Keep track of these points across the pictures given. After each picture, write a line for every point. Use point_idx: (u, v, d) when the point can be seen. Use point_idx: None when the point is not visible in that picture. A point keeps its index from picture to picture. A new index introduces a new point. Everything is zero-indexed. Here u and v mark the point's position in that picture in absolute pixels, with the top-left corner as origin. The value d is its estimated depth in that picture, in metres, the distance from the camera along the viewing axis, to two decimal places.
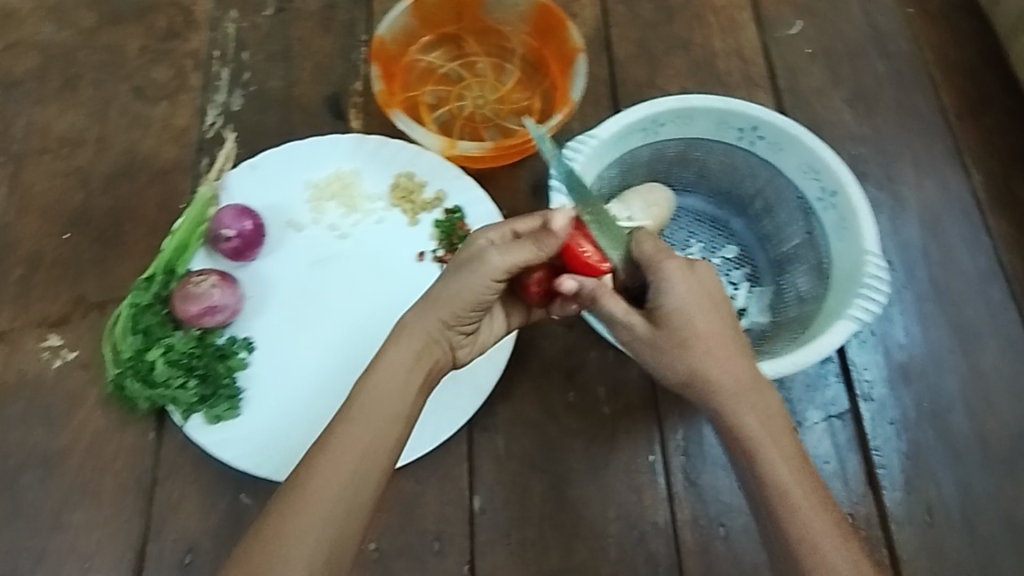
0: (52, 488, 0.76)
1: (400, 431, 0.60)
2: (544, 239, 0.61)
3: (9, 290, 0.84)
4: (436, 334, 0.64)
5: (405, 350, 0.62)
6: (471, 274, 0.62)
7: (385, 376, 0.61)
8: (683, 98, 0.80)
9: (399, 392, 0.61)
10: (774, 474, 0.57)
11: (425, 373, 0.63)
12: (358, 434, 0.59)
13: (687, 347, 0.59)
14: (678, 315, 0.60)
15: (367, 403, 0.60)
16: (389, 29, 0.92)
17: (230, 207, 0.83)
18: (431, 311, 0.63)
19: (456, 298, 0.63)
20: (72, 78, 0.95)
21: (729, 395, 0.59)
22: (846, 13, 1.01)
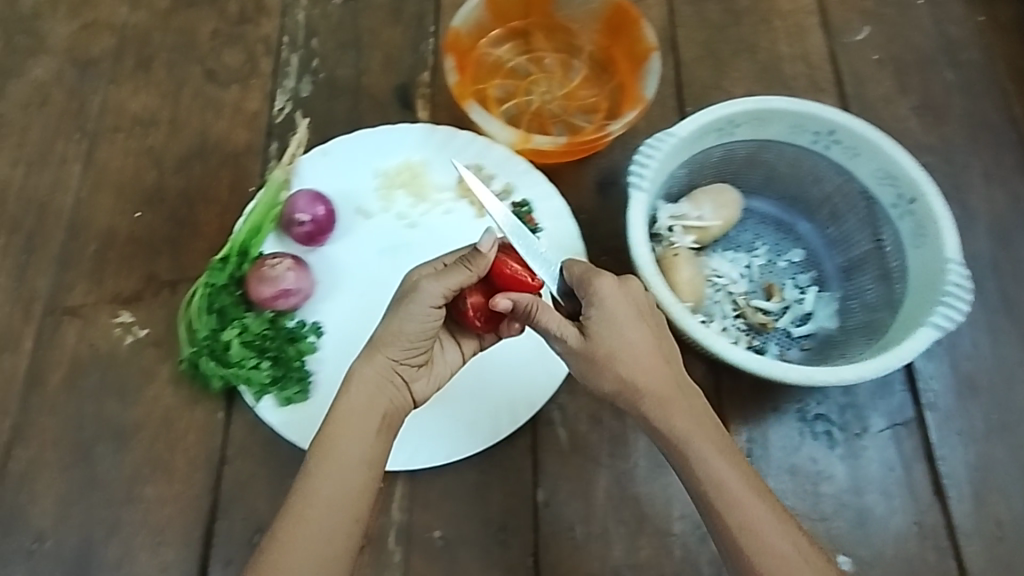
0: (125, 461, 0.78)
1: (367, 476, 0.62)
2: (473, 259, 0.66)
3: (85, 265, 0.85)
4: (386, 370, 0.65)
5: (360, 394, 0.64)
6: (416, 303, 0.65)
7: (341, 424, 0.63)
8: (762, 100, 0.80)
9: (362, 438, 0.63)
10: (712, 478, 0.60)
11: (382, 414, 0.64)
12: (325, 485, 0.61)
13: (616, 359, 0.62)
14: (608, 329, 0.62)
15: (326, 453, 0.62)
16: (465, 22, 0.93)
17: (304, 192, 0.83)
18: (382, 348, 0.65)
19: (404, 331, 0.65)
20: (146, 59, 0.96)
21: (662, 404, 0.62)
22: (916, 21, 1.01)
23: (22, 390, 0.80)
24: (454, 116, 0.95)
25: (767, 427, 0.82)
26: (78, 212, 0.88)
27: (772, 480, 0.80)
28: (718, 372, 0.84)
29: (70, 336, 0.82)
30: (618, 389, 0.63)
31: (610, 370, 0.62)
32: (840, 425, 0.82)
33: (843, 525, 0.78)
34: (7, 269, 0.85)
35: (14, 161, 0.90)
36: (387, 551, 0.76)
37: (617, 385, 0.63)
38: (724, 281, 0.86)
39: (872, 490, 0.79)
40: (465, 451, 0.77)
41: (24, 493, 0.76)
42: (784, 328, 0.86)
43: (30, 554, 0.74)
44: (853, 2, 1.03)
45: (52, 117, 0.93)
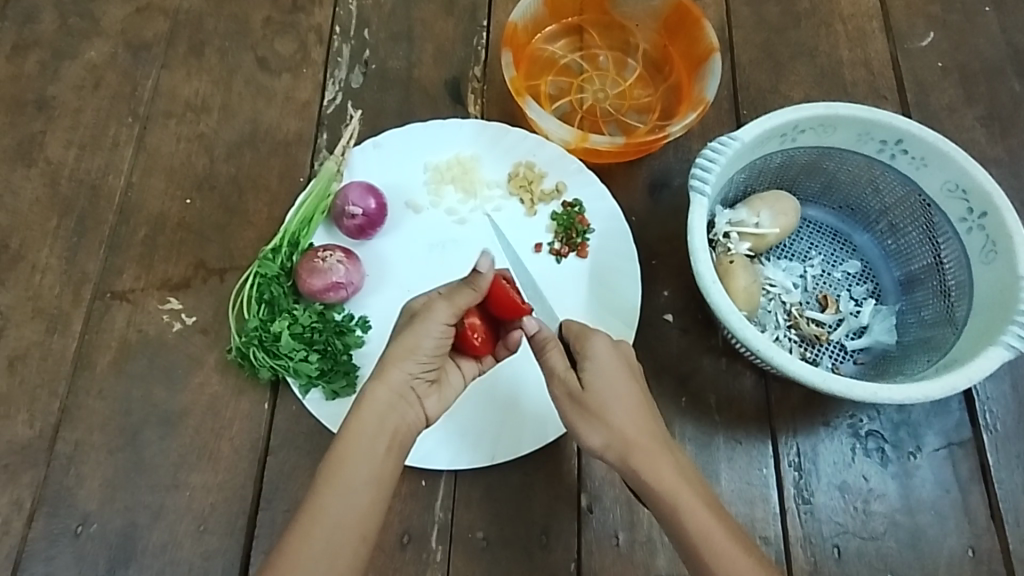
0: (171, 447, 0.78)
1: (374, 498, 0.62)
2: (473, 279, 0.67)
3: (135, 249, 0.85)
4: (403, 386, 0.65)
5: (371, 413, 0.64)
6: (428, 322, 0.65)
7: (352, 444, 0.62)
8: (829, 106, 0.78)
9: (371, 458, 0.62)
10: (696, 532, 0.61)
11: (391, 434, 0.64)
12: (332, 504, 0.60)
13: (607, 410, 0.64)
14: (602, 381, 0.65)
15: (334, 472, 0.61)
16: (522, 15, 0.91)
17: (356, 183, 0.82)
18: (395, 363, 0.65)
19: (419, 347, 0.65)
20: (198, 45, 0.96)
21: (648, 454, 0.64)
22: (983, 29, 0.98)
23: (71, 371, 0.80)
24: (505, 111, 0.94)
25: (818, 441, 0.80)
26: (129, 197, 0.88)
27: (823, 496, 0.78)
28: (768, 383, 0.82)
29: (118, 319, 0.82)
30: (607, 441, 0.64)
31: (602, 421, 0.64)
32: (894, 442, 0.80)
33: (895, 545, 0.76)
34: (58, 250, 0.85)
35: (67, 143, 0.90)
36: (429, 550, 0.75)
37: (606, 437, 0.64)
38: (779, 290, 0.84)
39: (925, 511, 0.78)
40: (507, 455, 0.76)
41: (71, 475, 0.76)
42: (838, 340, 0.84)
43: (76, 536, 0.75)
44: (917, 7, 1.00)
45: (105, 100, 0.93)
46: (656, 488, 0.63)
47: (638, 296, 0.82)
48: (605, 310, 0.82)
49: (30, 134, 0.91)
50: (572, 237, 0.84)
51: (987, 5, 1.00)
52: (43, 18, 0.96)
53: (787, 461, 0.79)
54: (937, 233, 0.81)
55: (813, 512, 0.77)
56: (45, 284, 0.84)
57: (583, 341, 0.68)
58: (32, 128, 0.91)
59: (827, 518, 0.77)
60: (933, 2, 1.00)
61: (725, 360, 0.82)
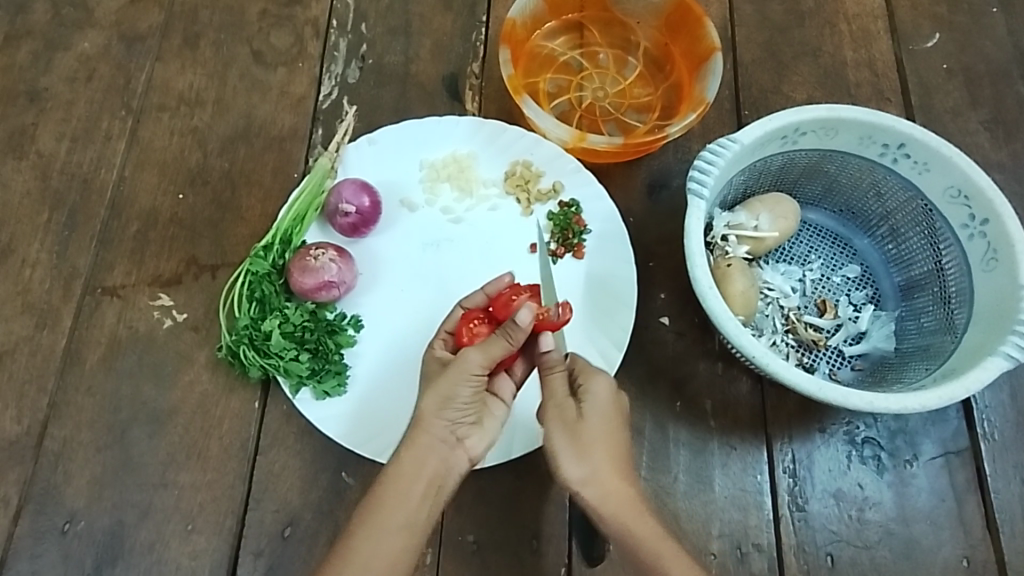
0: (159, 445, 0.77)
1: (405, 546, 0.62)
2: (511, 331, 0.64)
3: (126, 245, 0.84)
4: (441, 434, 0.64)
5: (412, 456, 0.63)
6: (460, 370, 0.64)
7: (389, 489, 0.63)
8: (831, 108, 0.77)
9: (408, 505, 0.62)
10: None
11: (431, 479, 0.63)
12: (365, 550, 0.61)
13: (592, 454, 0.64)
14: (595, 422, 0.64)
15: (370, 517, 0.62)
16: (521, 11, 0.89)
17: (350, 180, 0.81)
18: (433, 411, 0.64)
19: (455, 397, 0.64)
20: (193, 37, 0.95)
21: (622, 506, 0.63)
22: (988, 30, 0.97)
23: (60, 367, 0.80)
24: (503, 108, 0.92)
25: (814, 447, 0.79)
26: (121, 191, 0.87)
27: (817, 504, 0.77)
28: (764, 388, 0.81)
29: (108, 316, 0.81)
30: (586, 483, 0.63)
31: (585, 460, 0.63)
32: (890, 450, 0.79)
33: (889, 555, 0.76)
34: (48, 245, 0.84)
35: (59, 136, 0.89)
36: (418, 552, 0.75)
37: (587, 476, 0.63)
38: (777, 295, 0.83)
39: (920, 520, 0.77)
40: (498, 458, 0.74)
41: (59, 472, 0.76)
42: (836, 346, 0.83)
43: (63, 534, 0.74)
44: (923, 8, 0.98)
45: (98, 93, 0.91)
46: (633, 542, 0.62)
47: (634, 298, 0.80)
48: (599, 312, 0.81)
49: (22, 125, 0.90)
50: (569, 238, 0.83)
51: (994, 6, 0.98)
52: (36, 8, 0.95)
53: (782, 467, 0.78)
54: (939, 239, 0.80)
55: (807, 520, 0.76)
56: (34, 279, 0.83)
57: (585, 373, 0.67)
58: (23, 121, 0.90)
59: (821, 526, 0.76)
60: (940, 2, 0.98)
61: (721, 364, 0.81)
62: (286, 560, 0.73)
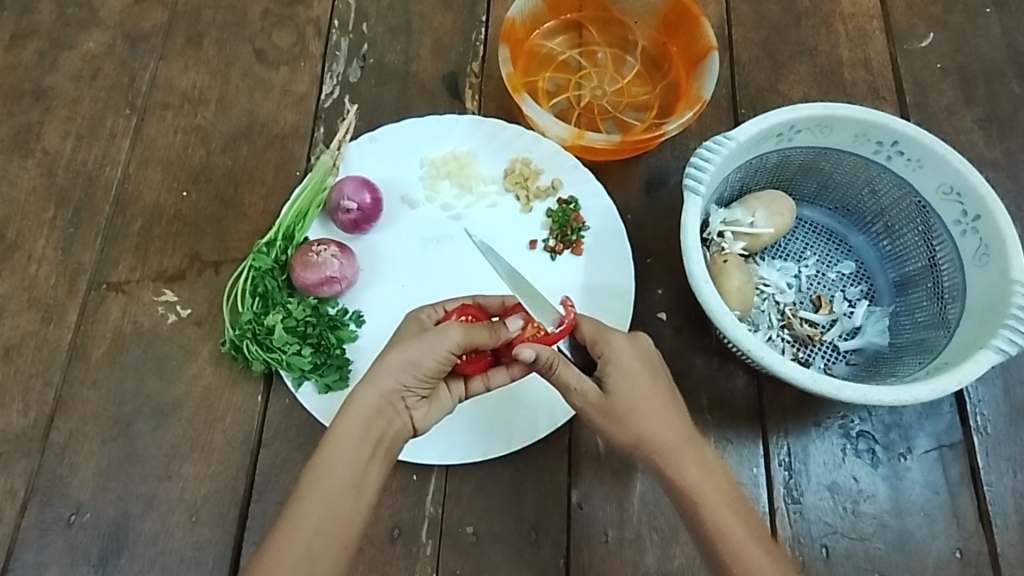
0: (164, 438, 0.78)
1: (355, 502, 0.62)
2: (499, 329, 0.67)
3: (131, 241, 0.86)
4: (392, 396, 0.65)
5: (356, 417, 0.64)
6: (436, 340, 0.65)
7: (337, 446, 0.63)
8: (826, 106, 0.78)
9: (353, 462, 0.63)
10: (717, 525, 0.62)
11: (376, 437, 0.65)
12: (316, 505, 0.61)
13: (633, 412, 0.64)
14: (625, 384, 0.65)
15: (317, 473, 0.62)
16: (520, 11, 0.90)
17: (351, 178, 0.82)
18: (390, 371, 0.65)
19: (419, 363, 0.65)
20: (196, 36, 0.96)
21: (671, 453, 0.64)
22: (982, 30, 0.98)
23: (66, 361, 0.81)
24: (502, 107, 0.93)
25: (810, 440, 0.80)
26: (125, 188, 0.88)
27: (813, 496, 0.78)
28: (760, 382, 0.82)
29: (113, 311, 0.83)
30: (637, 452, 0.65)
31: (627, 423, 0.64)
32: (884, 444, 0.80)
33: (883, 547, 0.77)
34: (54, 241, 0.86)
35: (64, 133, 0.90)
36: (418, 544, 0.76)
37: (633, 439, 0.64)
38: (772, 290, 0.84)
39: (914, 513, 0.78)
40: (499, 450, 0.76)
41: (65, 464, 0.77)
42: (831, 341, 0.84)
43: (69, 525, 0.75)
44: (919, 8, 0.99)
45: (103, 91, 0.93)
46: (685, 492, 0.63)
47: (632, 295, 0.82)
48: (597, 308, 0.82)
49: (27, 123, 0.91)
50: (567, 235, 0.84)
51: (989, 6, 0.99)
52: (42, 8, 0.96)
53: (778, 461, 0.79)
54: (932, 235, 0.81)
55: (802, 512, 0.78)
56: (40, 275, 0.84)
57: (602, 339, 0.67)
58: (29, 119, 0.91)
59: (816, 518, 0.77)
60: (935, 2, 1.00)
61: (717, 359, 0.82)
62: None
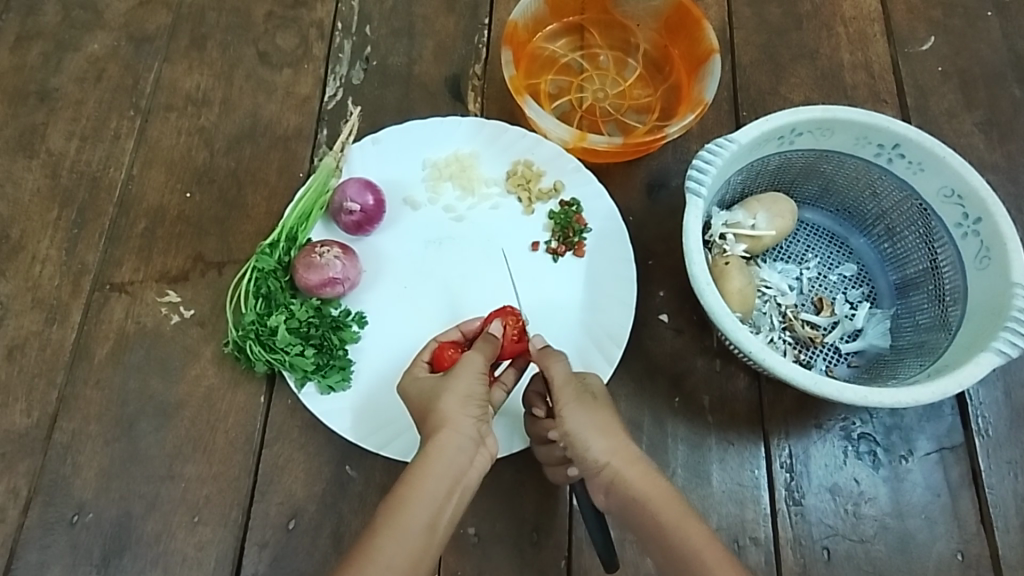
0: (166, 438, 0.78)
1: (427, 544, 0.59)
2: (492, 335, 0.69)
3: (134, 241, 0.86)
4: (476, 433, 0.64)
5: (438, 458, 0.61)
6: (468, 371, 0.65)
7: (413, 489, 0.60)
8: (826, 109, 0.78)
9: (431, 503, 0.60)
10: (686, 549, 0.61)
11: (457, 477, 0.62)
12: (388, 548, 0.58)
13: (613, 427, 0.66)
14: (605, 402, 0.68)
15: (390, 515, 0.60)
16: (523, 14, 0.91)
17: (355, 179, 0.83)
18: (455, 409, 0.64)
19: (474, 394, 0.65)
20: (200, 38, 0.96)
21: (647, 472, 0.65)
22: (983, 34, 0.98)
23: (69, 361, 0.81)
24: (504, 109, 0.94)
25: (812, 442, 0.80)
26: (129, 189, 0.88)
27: (814, 498, 0.78)
28: (762, 384, 0.82)
29: (116, 311, 0.83)
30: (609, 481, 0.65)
31: (600, 438, 0.65)
32: (886, 446, 0.80)
33: (885, 549, 0.77)
34: (57, 241, 0.86)
35: (68, 134, 0.91)
36: None
37: (610, 450, 0.65)
38: (774, 293, 0.84)
39: (915, 515, 0.78)
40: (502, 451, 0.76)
41: (68, 464, 0.77)
42: (832, 343, 0.84)
43: (71, 525, 0.75)
44: (919, 11, 1.00)
45: (107, 93, 0.93)
46: (652, 516, 0.63)
47: (633, 296, 0.82)
48: (599, 309, 0.82)
49: (32, 124, 0.91)
50: (569, 236, 0.85)
51: (989, 10, 1.00)
52: (47, 9, 0.97)
53: (779, 462, 0.79)
54: (934, 238, 0.81)
55: (803, 514, 0.78)
56: (44, 275, 0.85)
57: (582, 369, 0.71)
58: (34, 120, 0.91)
59: (817, 520, 0.77)
60: (935, 6, 1.00)
61: (719, 361, 0.83)
62: (291, 551, 0.75)
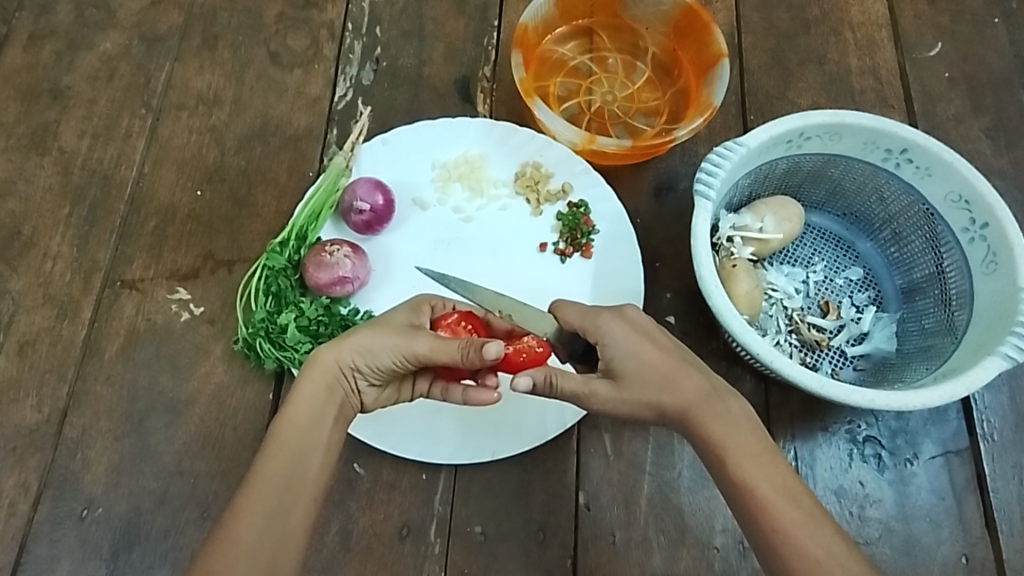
0: (175, 435, 0.79)
1: (323, 464, 0.62)
2: (472, 351, 0.61)
3: (146, 238, 0.87)
4: (345, 372, 0.65)
5: (318, 378, 0.64)
6: (395, 338, 0.64)
7: (299, 410, 0.63)
8: (834, 113, 0.79)
9: (317, 424, 0.63)
10: (745, 482, 0.62)
11: (335, 405, 0.64)
12: (283, 468, 0.60)
13: (652, 376, 0.64)
14: (631, 355, 0.64)
15: (287, 435, 0.62)
16: (533, 17, 0.91)
17: (365, 179, 0.83)
18: (349, 349, 0.64)
19: (375, 355, 0.64)
20: (212, 38, 0.97)
21: (695, 408, 0.64)
22: (990, 40, 0.99)
23: (79, 358, 0.81)
24: (513, 111, 0.94)
25: (818, 444, 0.80)
26: (140, 187, 0.89)
27: (819, 501, 0.78)
28: (768, 387, 0.82)
29: (127, 308, 0.83)
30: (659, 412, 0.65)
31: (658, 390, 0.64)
32: (891, 449, 0.81)
33: (889, 552, 0.77)
34: (69, 238, 0.87)
35: (80, 132, 0.91)
36: (427, 543, 0.76)
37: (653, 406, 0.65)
38: (781, 296, 0.85)
39: (920, 518, 0.78)
40: (508, 452, 0.77)
41: (78, 459, 0.78)
42: (838, 347, 0.85)
43: (81, 519, 0.76)
44: (927, 18, 1.00)
45: (118, 91, 0.94)
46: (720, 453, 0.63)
47: (640, 299, 0.82)
48: None
49: (45, 122, 0.92)
50: (577, 238, 0.85)
51: (997, 17, 1.00)
52: (60, 9, 0.98)
53: None
54: (940, 242, 0.82)
55: None
56: (55, 272, 0.85)
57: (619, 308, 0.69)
58: (47, 118, 0.92)
59: None
60: (942, 12, 1.00)
61: (725, 363, 0.83)
62: None
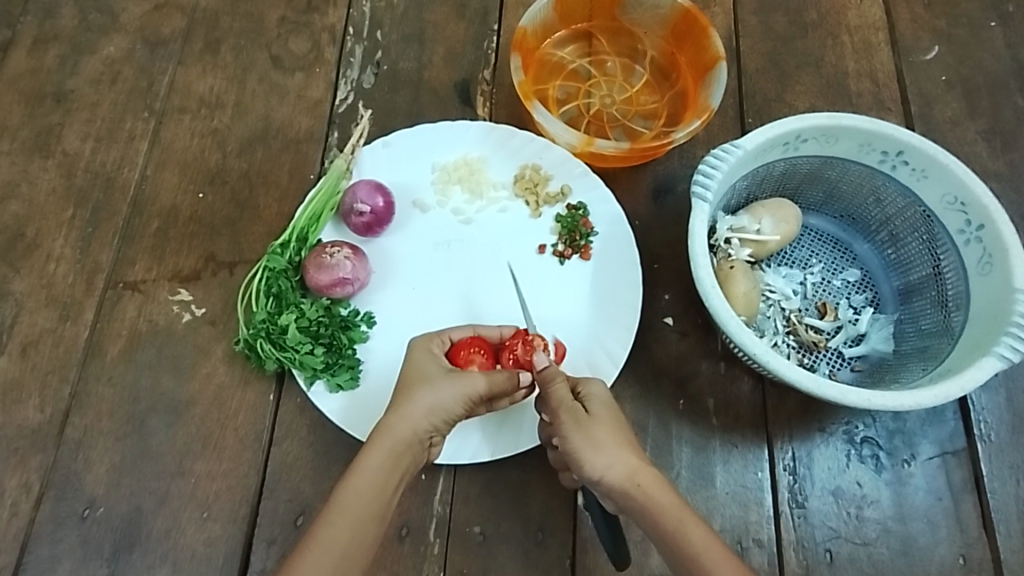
0: (176, 435, 0.79)
1: (376, 530, 0.62)
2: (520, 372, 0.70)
3: (147, 241, 0.87)
4: (421, 435, 0.67)
5: (391, 446, 0.65)
6: (461, 389, 0.67)
7: (362, 477, 0.63)
8: (832, 116, 0.79)
9: (382, 491, 0.63)
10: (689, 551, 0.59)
11: (404, 470, 0.65)
12: (343, 534, 0.60)
13: (613, 436, 0.65)
14: (606, 409, 0.67)
15: (342, 505, 0.62)
16: (532, 20, 0.92)
17: (365, 181, 0.84)
18: (422, 414, 0.66)
19: (445, 407, 0.67)
20: (214, 42, 0.98)
21: (643, 473, 0.63)
22: (986, 43, 0.99)
23: (82, 359, 0.82)
24: (513, 114, 0.95)
25: (817, 444, 0.81)
26: (143, 189, 0.90)
27: (817, 501, 0.79)
28: (765, 388, 0.83)
29: (129, 309, 0.84)
30: (612, 463, 0.63)
31: (616, 448, 0.64)
32: (888, 450, 0.81)
33: (887, 552, 0.77)
34: (72, 240, 0.87)
35: (83, 135, 0.92)
36: (426, 543, 0.77)
37: (607, 464, 0.63)
38: (778, 297, 0.85)
39: (917, 519, 0.78)
40: (507, 452, 0.77)
41: (79, 459, 0.78)
42: (835, 347, 0.85)
43: (83, 519, 0.76)
44: (923, 21, 1.01)
45: (121, 95, 0.95)
46: (655, 519, 0.61)
47: (638, 298, 0.83)
48: (605, 312, 0.83)
49: (48, 125, 0.93)
50: (576, 240, 0.86)
51: (993, 20, 1.01)
52: (64, 13, 0.99)
53: (782, 465, 0.80)
54: (936, 243, 0.82)
55: (806, 516, 0.78)
56: (58, 273, 0.86)
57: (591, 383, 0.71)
58: (50, 121, 0.93)
59: (820, 523, 0.78)
60: (939, 16, 1.01)
61: (724, 364, 0.84)
62: None
